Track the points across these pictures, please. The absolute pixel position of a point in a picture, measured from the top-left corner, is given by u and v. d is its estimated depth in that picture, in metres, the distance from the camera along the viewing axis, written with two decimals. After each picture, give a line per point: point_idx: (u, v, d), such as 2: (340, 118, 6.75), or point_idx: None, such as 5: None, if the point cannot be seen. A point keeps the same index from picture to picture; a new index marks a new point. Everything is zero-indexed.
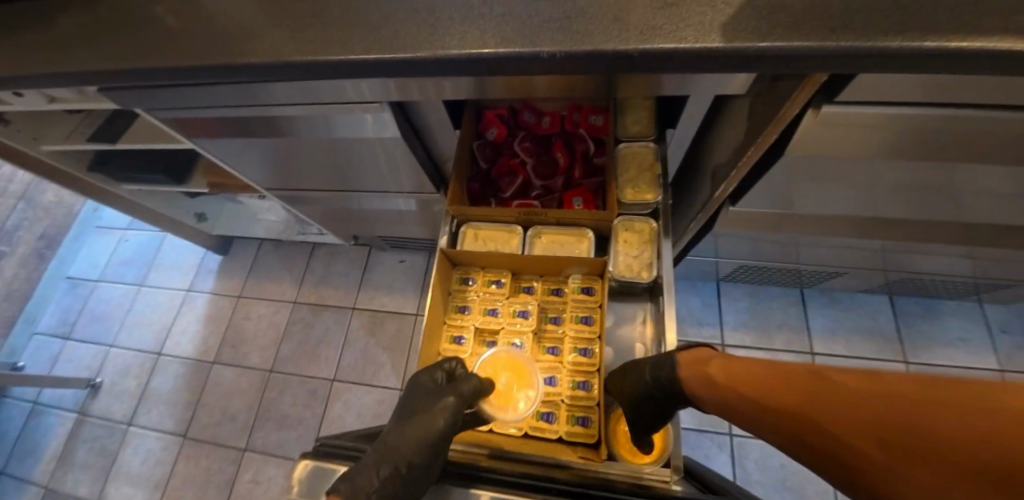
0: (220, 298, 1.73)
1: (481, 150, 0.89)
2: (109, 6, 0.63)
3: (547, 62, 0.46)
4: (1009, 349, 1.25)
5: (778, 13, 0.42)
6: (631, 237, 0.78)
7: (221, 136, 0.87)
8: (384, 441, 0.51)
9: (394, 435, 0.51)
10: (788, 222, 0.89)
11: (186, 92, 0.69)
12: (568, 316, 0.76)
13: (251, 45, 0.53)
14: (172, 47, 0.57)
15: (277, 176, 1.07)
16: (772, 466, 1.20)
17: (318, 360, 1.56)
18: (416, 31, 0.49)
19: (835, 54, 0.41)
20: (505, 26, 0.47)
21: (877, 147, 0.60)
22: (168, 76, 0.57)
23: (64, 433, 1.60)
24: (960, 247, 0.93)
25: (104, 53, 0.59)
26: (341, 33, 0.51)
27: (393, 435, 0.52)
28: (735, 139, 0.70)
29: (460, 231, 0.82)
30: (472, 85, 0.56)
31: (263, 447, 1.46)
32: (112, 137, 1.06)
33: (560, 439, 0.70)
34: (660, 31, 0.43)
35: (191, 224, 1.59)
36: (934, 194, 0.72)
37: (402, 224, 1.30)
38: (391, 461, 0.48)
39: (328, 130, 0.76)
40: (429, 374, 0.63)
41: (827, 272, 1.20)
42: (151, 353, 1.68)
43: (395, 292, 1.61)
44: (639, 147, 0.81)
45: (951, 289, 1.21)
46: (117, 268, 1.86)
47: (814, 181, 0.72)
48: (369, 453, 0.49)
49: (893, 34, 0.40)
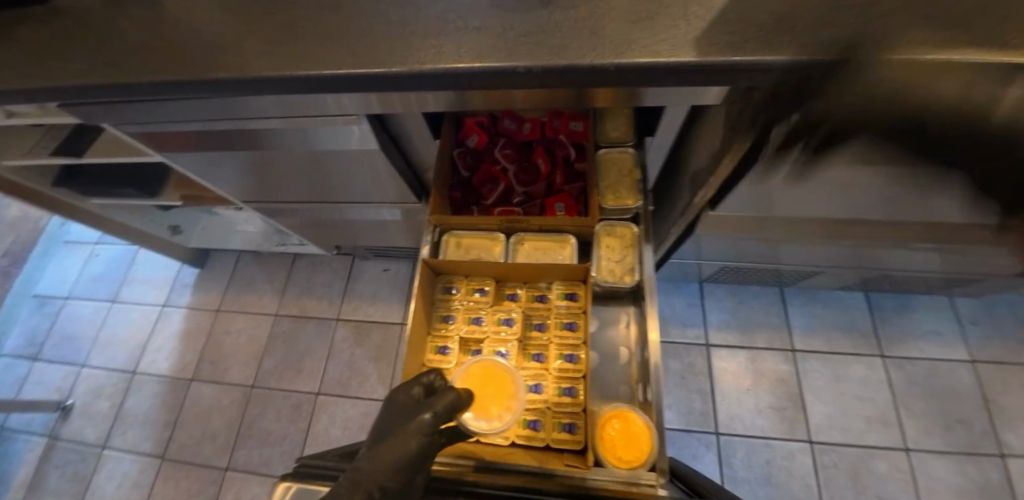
0: (197, 313, 1.68)
1: (461, 158, 0.88)
2: (69, 19, 0.61)
3: (523, 77, 0.45)
4: (979, 341, 1.30)
5: (749, 27, 0.43)
6: (612, 242, 0.78)
7: (194, 150, 0.84)
8: (356, 466, 0.49)
9: (368, 461, 0.49)
10: (766, 224, 0.91)
11: (153, 107, 0.67)
12: (553, 322, 0.75)
13: (219, 60, 0.52)
14: (136, 62, 0.55)
15: (254, 188, 1.04)
16: (758, 463, 1.22)
17: (302, 373, 1.52)
18: (391, 45, 0.48)
19: (805, 67, 0.41)
20: (481, 41, 0.47)
21: (849, 151, 0.61)
22: (132, 92, 0.55)
23: (32, 459, 1.53)
24: (929, 245, 0.96)
25: (63, 67, 0.56)
26: (313, 47, 0.50)
27: (366, 459, 0.49)
28: (712, 145, 0.71)
29: (442, 239, 0.80)
30: (450, 98, 0.55)
31: (246, 465, 1.42)
32: (78, 151, 1.02)
33: (547, 446, 0.68)
34: (635, 46, 0.44)
35: (166, 237, 1.54)
36: (904, 196, 0.74)
37: (384, 234, 1.28)
38: (364, 487, 0.46)
39: (304, 143, 0.74)
40: (406, 389, 0.60)
41: (805, 271, 1.23)
42: (126, 372, 1.62)
43: (379, 302, 1.59)
44: (618, 153, 0.82)
45: (923, 284, 1.25)
46: (87, 284, 1.79)
47: (790, 185, 0.73)
48: (341, 481, 0.46)
49: (860, 47, 0.41)
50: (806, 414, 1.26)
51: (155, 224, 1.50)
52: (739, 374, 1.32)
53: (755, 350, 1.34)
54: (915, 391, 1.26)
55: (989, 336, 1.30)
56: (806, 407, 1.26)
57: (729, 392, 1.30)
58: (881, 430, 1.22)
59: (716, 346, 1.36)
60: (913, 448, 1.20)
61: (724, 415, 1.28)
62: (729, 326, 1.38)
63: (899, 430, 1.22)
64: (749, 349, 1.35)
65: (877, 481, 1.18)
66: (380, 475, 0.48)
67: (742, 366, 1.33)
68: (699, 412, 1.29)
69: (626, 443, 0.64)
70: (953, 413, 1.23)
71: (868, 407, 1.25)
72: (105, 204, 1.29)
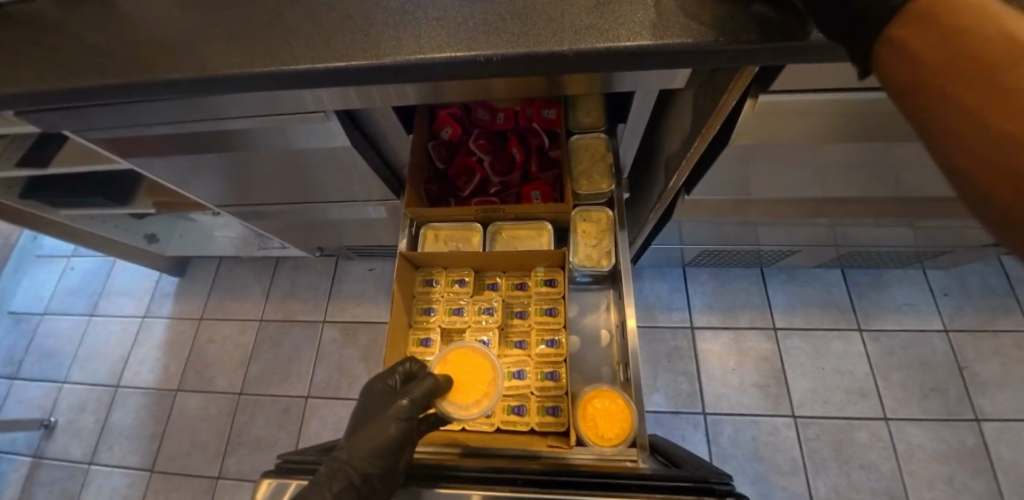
0: (180, 322, 1.65)
1: (436, 150, 0.88)
2: (19, 23, 0.59)
3: (485, 66, 0.45)
4: (951, 311, 1.34)
5: (706, 8, 0.44)
6: (589, 227, 0.79)
7: (162, 155, 0.82)
8: (335, 456, 0.50)
9: (346, 450, 0.50)
10: (740, 205, 0.92)
11: (114, 113, 0.65)
12: (533, 308, 0.76)
13: (177, 60, 0.51)
14: (91, 65, 0.53)
15: (228, 192, 1.02)
16: (745, 440, 1.25)
17: (291, 378, 1.51)
18: (352, 37, 0.48)
19: (762, 47, 0.42)
20: (442, 31, 0.46)
21: (812, 129, 0.63)
22: (89, 97, 0.54)
23: (17, 479, 1.49)
24: (899, 220, 0.98)
25: (16, 73, 0.55)
26: (272, 42, 0.49)
27: (345, 449, 0.50)
28: (683, 129, 0.72)
29: (420, 233, 0.80)
30: (416, 91, 0.55)
31: (238, 472, 1.41)
32: (42, 161, 0.99)
33: (533, 430, 0.69)
34: (594, 31, 0.44)
35: (141, 246, 1.51)
36: (870, 172, 0.76)
37: (366, 232, 1.27)
38: (344, 474, 0.47)
39: (274, 142, 0.73)
40: (383, 378, 0.61)
41: (783, 251, 1.25)
42: (108, 386, 1.58)
43: (365, 301, 1.58)
44: (590, 139, 0.83)
45: (895, 258, 1.29)
46: (64, 299, 1.75)
47: (759, 167, 0.74)
48: (319, 471, 0.48)
49: (813, 25, 0.41)
50: (789, 390, 1.29)
51: (129, 235, 1.45)
52: (723, 354, 1.35)
53: (738, 331, 1.37)
54: (892, 363, 1.30)
55: (960, 306, 1.34)
56: (788, 383, 1.30)
57: (715, 373, 1.33)
58: (860, 402, 1.26)
59: (701, 328, 1.38)
60: (891, 417, 1.24)
61: (711, 395, 1.30)
62: (713, 309, 1.40)
63: (878, 401, 1.26)
64: (732, 330, 1.37)
65: (858, 451, 1.21)
66: (360, 462, 0.49)
67: (726, 347, 1.35)
68: (686, 394, 1.31)
69: (606, 421, 0.65)
70: (928, 382, 1.27)
71: (847, 381, 1.29)
72: (75, 215, 1.25)
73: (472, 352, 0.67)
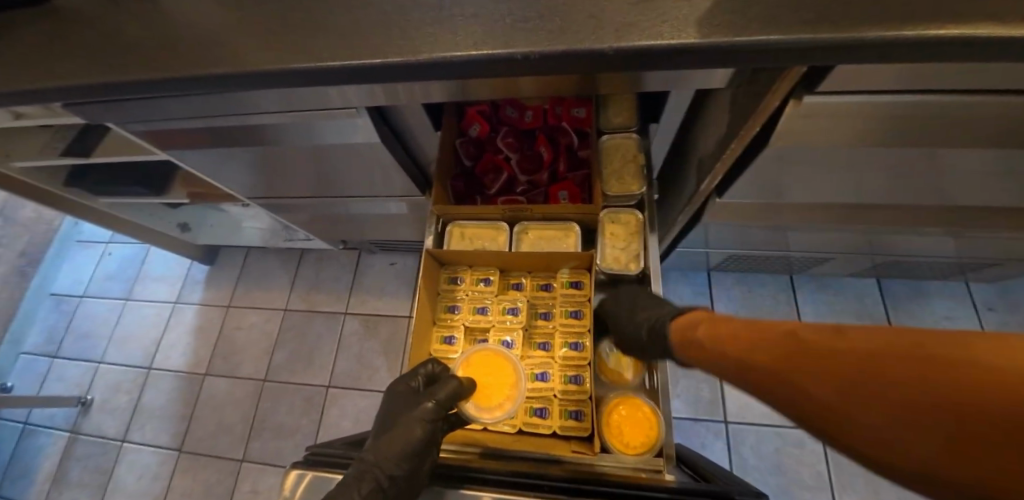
0: (209, 309, 1.70)
1: (464, 148, 0.88)
2: (68, 18, 0.61)
3: (522, 63, 0.44)
4: (994, 327, 1.27)
5: (754, 6, 0.42)
6: (617, 229, 0.76)
7: (197, 147, 0.84)
8: (363, 458, 0.51)
9: (373, 452, 0.52)
10: (774, 210, 0.89)
11: (155, 106, 0.67)
12: (558, 310, 0.75)
13: (216, 55, 0.51)
14: (136, 60, 0.55)
15: (259, 184, 1.04)
16: (767, 451, 1.22)
17: (313, 367, 1.54)
18: (388, 35, 0.47)
19: (815, 47, 0.40)
20: (477, 28, 0.46)
21: (857, 134, 0.60)
22: (133, 91, 0.55)
23: (56, 452, 1.58)
24: (945, 229, 0.93)
25: (65, 66, 0.57)
26: (309, 39, 0.49)
27: (372, 452, 0.52)
28: (719, 131, 0.69)
29: (446, 230, 0.80)
30: (448, 88, 0.54)
31: (260, 456, 1.45)
32: (85, 150, 1.03)
33: (554, 433, 0.69)
34: (636, 28, 0.42)
35: (175, 234, 1.56)
36: (918, 179, 0.72)
37: (390, 227, 1.29)
38: (372, 476, 0.48)
39: (305, 137, 0.73)
40: (407, 380, 0.61)
41: (815, 258, 1.21)
42: (141, 368, 1.65)
43: (386, 295, 1.60)
44: (620, 139, 0.80)
45: (937, 270, 1.23)
46: (102, 283, 1.83)
47: (796, 171, 0.72)
48: (349, 472, 0.49)
49: (872, 23, 0.39)
50: None
51: (163, 223, 1.50)
52: None
53: None
54: None
55: (1005, 322, 1.27)
56: None
57: None
58: None
59: None
60: None
61: (734, 403, 1.27)
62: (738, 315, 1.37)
63: None
64: None
65: None
66: (388, 464, 0.50)
67: None
68: (708, 402, 1.28)
69: (632, 429, 0.65)
70: None
71: None
72: (115, 203, 1.30)
73: (496, 356, 0.68)
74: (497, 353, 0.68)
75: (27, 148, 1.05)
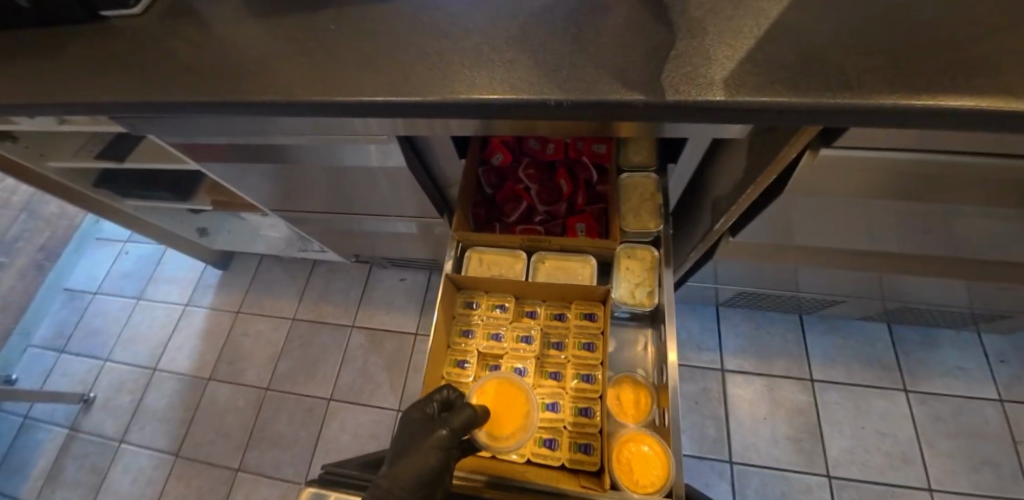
0: (218, 314, 1.72)
1: (485, 176, 0.91)
2: (126, 37, 0.65)
3: (553, 109, 0.47)
4: (1007, 380, 1.25)
5: (777, 67, 0.44)
6: (632, 264, 0.81)
7: (228, 161, 0.88)
8: (379, 485, 0.52)
9: (388, 479, 0.53)
10: (785, 252, 0.91)
11: (195, 123, 0.71)
12: (571, 341, 0.76)
13: (264, 83, 0.55)
14: (185, 82, 0.58)
15: (282, 198, 1.07)
16: (771, 495, 1.19)
17: (316, 378, 1.54)
18: (427, 74, 0.51)
19: (834, 110, 0.42)
20: (512, 73, 0.49)
21: (871, 187, 0.62)
22: (182, 110, 0.58)
23: (54, 449, 1.58)
24: (959, 280, 0.93)
25: (120, 84, 0.60)
26: (353, 73, 0.53)
27: (388, 478, 0.53)
28: (735, 175, 0.71)
29: (465, 255, 0.83)
30: (478, 126, 0.57)
31: (256, 466, 1.44)
32: (120, 155, 1.07)
33: (563, 466, 0.69)
34: (663, 83, 0.45)
35: (194, 239, 1.60)
36: (930, 231, 0.74)
37: (404, 245, 1.31)
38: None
39: (334, 159, 0.76)
40: (422, 406, 0.62)
41: (825, 300, 1.21)
42: (146, 368, 1.66)
43: (394, 311, 1.61)
44: (640, 177, 0.85)
45: (949, 319, 1.22)
46: (116, 281, 1.86)
47: (809, 217, 0.74)
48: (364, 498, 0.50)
49: (890, 91, 0.41)
50: (824, 447, 1.22)
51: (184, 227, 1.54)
52: (754, 402, 1.30)
53: (772, 378, 1.32)
54: (939, 429, 1.22)
55: (1018, 375, 1.25)
56: (823, 440, 1.23)
57: (744, 420, 1.28)
58: (902, 468, 1.19)
59: (732, 372, 1.34)
60: (936, 489, 1.16)
61: (739, 443, 1.25)
62: (745, 352, 1.36)
63: (921, 469, 1.18)
64: (765, 377, 1.32)
65: None
66: (403, 491, 0.52)
67: (758, 394, 1.30)
68: (712, 440, 1.26)
69: (641, 467, 0.66)
70: (979, 453, 1.18)
71: (889, 444, 1.21)
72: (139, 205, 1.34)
73: (513, 388, 0.69)
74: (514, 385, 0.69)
75: (64, 150, 1.09)
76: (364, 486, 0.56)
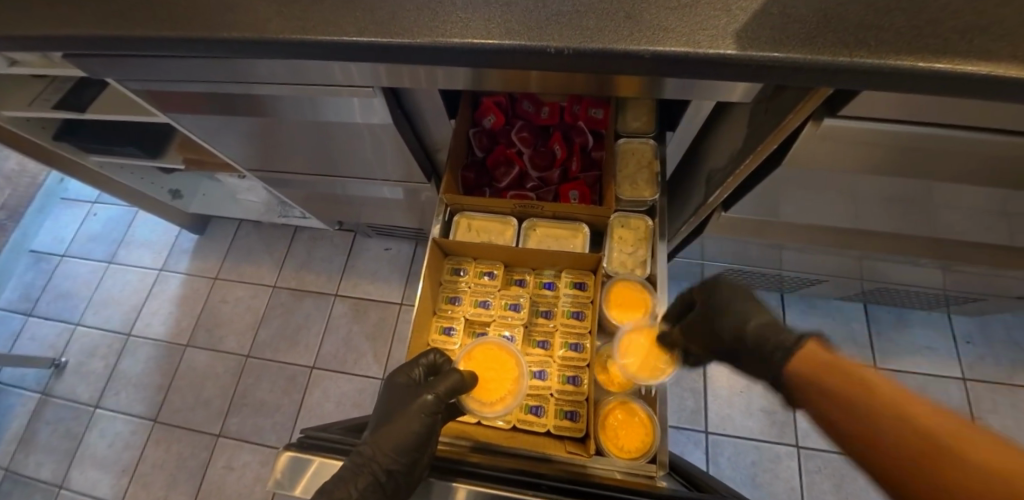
0: (194, 279, 1.66)
1: (477, 138, 0.88)
2: None
3: (556, 57, 0.44)
4: (971, 360, 1.31)
5: (793, 23, 0.42)
6: (626, 234, 0.79)
7: (198, 112, 0.81)
8: (361, 451, 0.52)
9: (371, 444, 0.53)
10: (774, 230, 0.90)
11: (159, 65, 0.64)
12: (560, 310, 0.77)
13: (236, 17, 0.49)
14: (149, 15, 0.52)
15: (259, 158, 1.01)
16: (744, 463, 1.24)
17: (298, 346, 1.52)
18: (418, 14, 0.47)
19: (846, 69, 0.40)
20: (511, 16, 0.45)
21: (866, 162, 0.61)
22: (144, 47, 0.52)
23: (26, 413, 1.53)
24: (939, 262, 0.95)
25: (72, 13, 0.54)
26: (336, 9, 0.48)
27: (371, 444, 0.53)
28: (734, 143, 0.69)
29: (454, 220, 0.81)
30: (469, 76, 0.53)
31: (238, 432, 1.43)
32: (80, 105, 0.99)
33: (548, 432, 0.71)
34: (670, 33, 0.42)
35: (166, 201, 1.52)
36: (918, 210, 0.74)
37: (388, 213, 1.27)
38: (370, 470, 0.50)
39: (313, 112, 0.71)
40: (408, 371, 0.63)
41: (807, 279, 1.23)
42: (120, 334, 1.61)
43: (379, 280, 1.58)
44: (638, 143, 0.83)
45: (924, 300, 1.26)
46: (83, 243, 1.76)
47: (802, 190, 0.73)
48: (346, 464, 0.49)
49: (909, 53, 0.39)
50: (796, 419, 1.27)
51: (154, 188, 1.46)
52: (732, 376, 1.33)
53: None
54: None
55: (981, 356, 1.31)
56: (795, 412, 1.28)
57: (721, 393, 1.31)
58: None
59: None
60: None
61: (715, 415, 1.29)
62: None
63: None
64: None
65: (858, 487, 1.20)
66: (386, 458, 0.51)
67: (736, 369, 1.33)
68: (690, 411, 1.30)
69: (628, 433, 0.68)
70: None
71: None
72: (105, 162, 1.25)
73: (493, 358, 0.69)
74: (495, 356, 0.69)
75: (20, 98, 1.01)
76: (346, 450, 0.56)
